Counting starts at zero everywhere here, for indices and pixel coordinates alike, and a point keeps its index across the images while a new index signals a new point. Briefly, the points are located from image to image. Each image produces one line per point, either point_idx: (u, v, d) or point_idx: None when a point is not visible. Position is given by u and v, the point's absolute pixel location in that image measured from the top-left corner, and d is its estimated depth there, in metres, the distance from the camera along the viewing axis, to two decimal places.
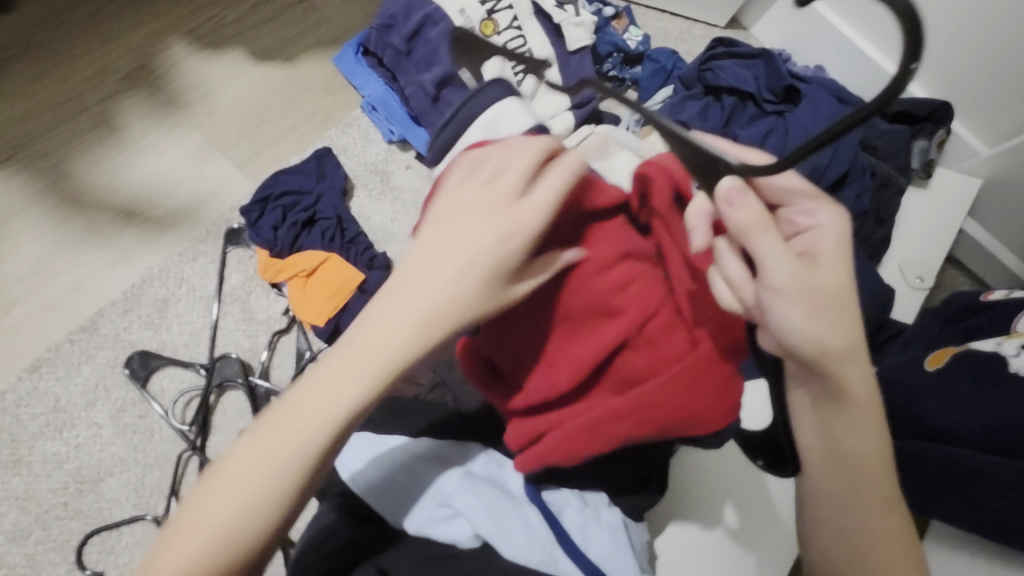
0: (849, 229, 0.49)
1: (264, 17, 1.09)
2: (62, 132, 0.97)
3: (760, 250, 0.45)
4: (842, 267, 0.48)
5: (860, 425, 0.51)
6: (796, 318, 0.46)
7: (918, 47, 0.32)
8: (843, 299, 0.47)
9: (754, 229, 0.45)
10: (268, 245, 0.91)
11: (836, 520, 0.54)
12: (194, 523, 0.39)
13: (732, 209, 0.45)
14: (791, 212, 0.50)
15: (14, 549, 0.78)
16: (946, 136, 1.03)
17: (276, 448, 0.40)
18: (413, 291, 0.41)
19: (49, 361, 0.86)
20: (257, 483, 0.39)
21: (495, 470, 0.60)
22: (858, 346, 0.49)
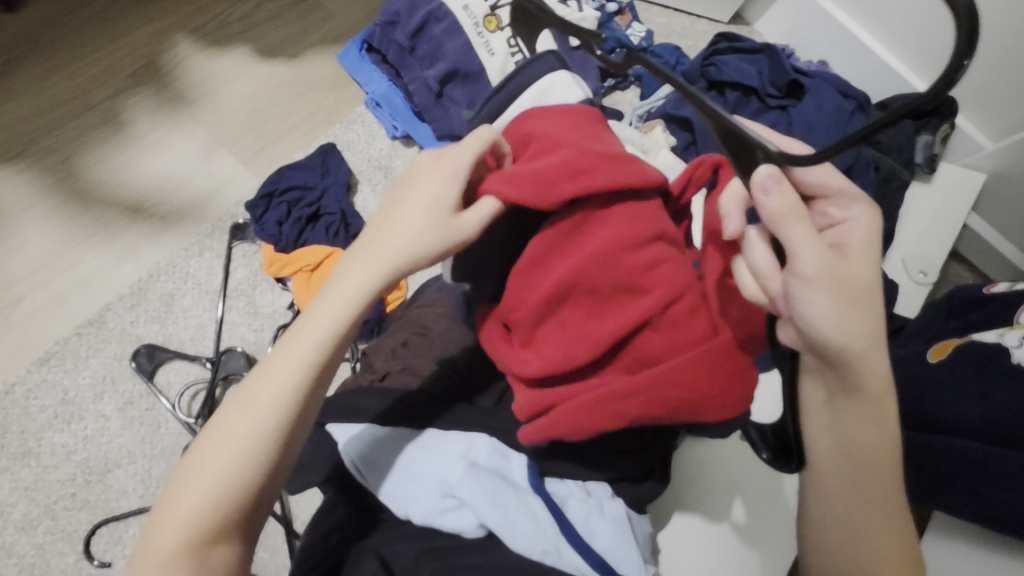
0: (881, 227, 0.50)
1: (269, 15, 1.10)
2: (70, 128, 0.98)
3: (793, 240, 0.45)
4: (869, 263, 0.48)
5: (868, 421, 0.52)
6: (823, 308, 0.46)
7: (974, 40, 0.33)
8: (869, 295, 0.48)
9: (787, 219, 0.45)
10: (273, 240, 0.92)
11: (844, 519, 0.54)
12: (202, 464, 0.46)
13: (766, 198, 0.45)
14: (825, 204, 0.51)
15: (23, 539, 0.79)
16: (950, 130, 1.04)
17: (259, 396, 0.47)
18: (369, 252, 0.50)
19: (57, 354, 0.87)
20: (257, 402, 0.47)
21: (499, 460, 0.60)
22: (880, 345, 0.49)
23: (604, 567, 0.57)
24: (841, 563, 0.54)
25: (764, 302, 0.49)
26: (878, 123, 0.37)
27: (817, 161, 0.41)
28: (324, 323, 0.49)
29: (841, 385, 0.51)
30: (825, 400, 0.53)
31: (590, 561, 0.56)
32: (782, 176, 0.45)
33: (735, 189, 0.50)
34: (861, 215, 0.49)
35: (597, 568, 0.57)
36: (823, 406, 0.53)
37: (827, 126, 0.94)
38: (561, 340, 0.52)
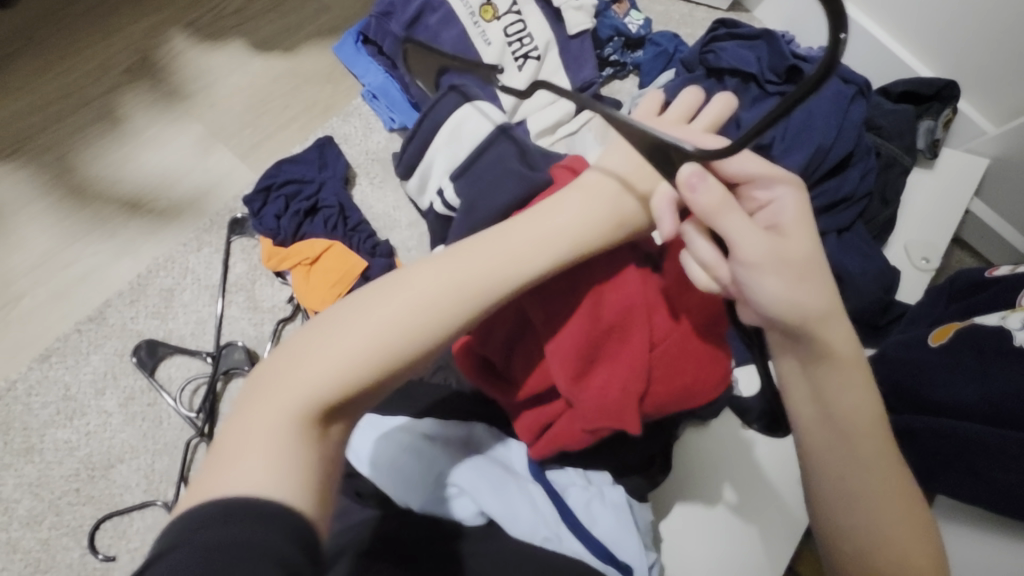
0: (807, 199, 0.51)
1: (264, 8, 1.09)
2: (67, 124, 0.98)
3: (729, 229, 0.47)
4: (808, 237, 0.50)
5: (849, 384, 0.52)
6: (775, 287, 0.47)
7: (842, 17, 0.35)
8: (813, 266, 0.49)
9: (719, 210, 0.47)
10: (271, 234, 0.92)
11: (841, 483, 0.54)
12: (261, 410, 0.43)
13: (695, 194, 0.47)
14: (751, 188, 0.52)
15: (28, 534, 0.80)
16: (952, 115, 1.02)
17: (332, 352, 0.44)
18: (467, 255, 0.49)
19: (58, 351, 0.87)
20: (314, 370, 0.44)
21: (499, 447, 0.62)
22: (837, 303, 0.50)
23: (606, 554, 0.56)
24: (849, 540, 0.54)
25: (718, 292, 0.49)
26: (775, 112, 0.40)
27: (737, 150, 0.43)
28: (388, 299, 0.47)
29: (812, 353, 0.51)
30: (801, 369, 0.53)
31: (592, 547, 0.56)
32: (705, 171, 0.48)
33: (664, 193, 0.51)
34: (788, 193, 0.51)
35: (600, 555, 0.56)
36: (801, 375, 0.53)
37: (827, 112, 0.92)
38: (534, 360, 0.58)
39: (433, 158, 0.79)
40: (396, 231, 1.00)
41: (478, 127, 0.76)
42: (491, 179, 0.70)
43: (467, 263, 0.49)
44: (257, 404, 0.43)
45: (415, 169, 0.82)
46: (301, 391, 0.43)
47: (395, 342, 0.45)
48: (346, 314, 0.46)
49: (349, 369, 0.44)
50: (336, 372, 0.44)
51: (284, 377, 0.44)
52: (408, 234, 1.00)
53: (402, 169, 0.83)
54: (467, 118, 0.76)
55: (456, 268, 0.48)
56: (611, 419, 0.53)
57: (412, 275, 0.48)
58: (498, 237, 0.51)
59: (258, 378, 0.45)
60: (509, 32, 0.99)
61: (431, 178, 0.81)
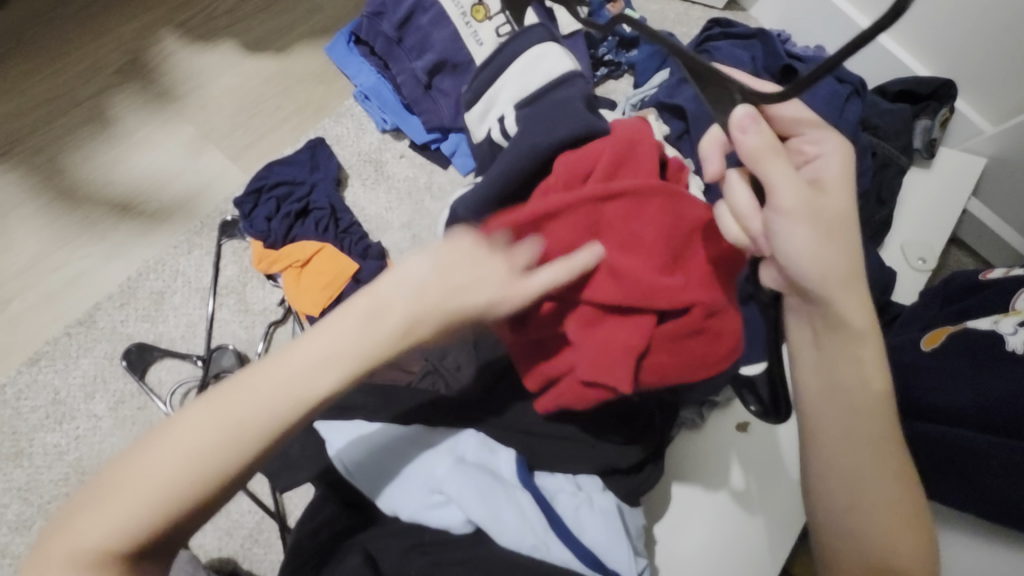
0: (853, 159, 0.50)
1: (255, 8, 1.08)
2: (56, 126, 0.97)
3: (770, 176, 0.46)
4: (846, 196, 0.49)
5: (856, 360, 0.52)
6: (805, 238, 0.47)
7: None
8: (847, 226, 0.49)
9: (764, 156, 0.45)
10: (261, 236, 0.91)
11: (838, 464, 0.54)
12: (76, 535, 0.40)
13: (744, 137, 0.45)
14: (800, 141, 0.51)
15: (17, 539, 0.79)
16: (949, 114, 1.02)
17: (138, 477, 0.40)
18: (280, 371, 0.42)
19: (48, 354, 0.87)
20: (125, 496, 0.40)
21: (487, 455, 0.60)
22: (858, 276, 0.50)
23: (594, 561, 0.57)
24: (844, 520, 0.54)
25: (745, 243, 0.50)
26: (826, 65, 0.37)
27: (784, 100, 0.40)
28: (190, 423, 0.41)
29: (825, 321, 0.51)
30: (812, 339, 0.54)
31: (579, 556, 0.56)
32: (759, 116, 0.45)
33: (715, 135, 0.52)
34: (835, 150, 0.50)
35: (586, 562, 0.56)
36: (812, 345, 0.54)
37: (822, 113, 0.91)
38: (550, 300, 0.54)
39: (503, 84, 0.72)
40: (388, 233, 0.99)
41: (555, 61, 0.69)
42: (559, 111, 0.63)
43: (281, 375, 0.42)
44: (74, 527, 0.40)
45: (482, 97, 0.75)
46: (108, 527, 0.40)
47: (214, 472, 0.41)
48: (173, 436, 0.41)
49: (157, 501, 0.40)
50: (155, 503, 0.40)
51: (102, 506, 0.40)
52: (400, 236, 0.99)
53: (471, 93, 0.76)
54: (546, 55, 0.70)
55: (281, 380, 0.42)
56: (606, 370, 0.51)
57: (239, 390, 0.42)
58: (341, 320, 0.44)
59: (82, 495, 0.42)
60: None
61: (496, 107, 0.73)
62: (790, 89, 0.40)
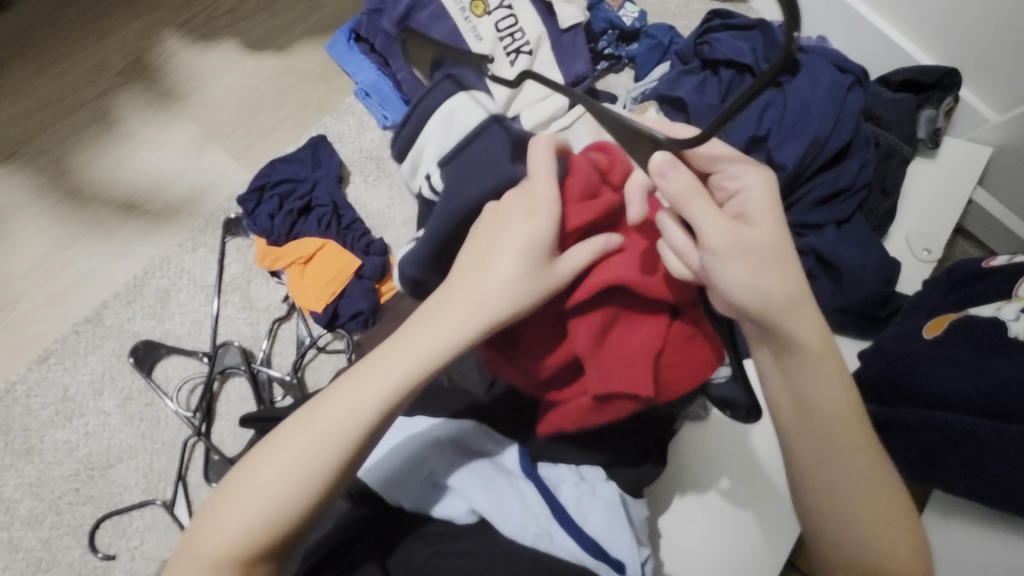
0: (774, 184, 0.51)
1: (256, 7, 1.09)
2: (62, 127, 0.98)
3: (694, 216, 0.48)
4: (774, 224, 0.50)
5: (819, 374, 0.52)
6: (739, 274, 0.48)
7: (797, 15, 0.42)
8: (779, 255, 0.50)
9: (687, 197, 0.48)
10: (265, 233, 0.92)
11: (816, 478, 0.54)
12: (226, 512, 0.46)
13: (665, 181, 0.48)
14: (720, 176, 0.52)
15: (30, 533, 0.81)
16: (953, 103, 1.01)
17: (275, 468, 0.47)
18: (384, 369, 0.49)
19: (56, 352, 0.88)
20: (268, 478, 0.46)
21: (490, 446, 0.61)
22: (804, 295, 0.51)
23: (597, 549, 0.56)
24: (837, 534, 0.54)
25: (689, 278, 0.50)
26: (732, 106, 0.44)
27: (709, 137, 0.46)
28: (310, 427, 0.48)
29: (781, 345, 0.51)
30: (775, 363, 0.53)
31: (583, 545, 0.56)
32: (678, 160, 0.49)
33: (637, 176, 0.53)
34: (756, 179, 0.51)
35: (591, 551, 0.56)
36: (776, 369, 0.54)
37: (823, 103, 0.91)
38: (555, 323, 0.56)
39: (423, 144, 0.77)
40: (390, 229, 1.00)
41: (468, 113, 0.75)
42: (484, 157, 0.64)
43: (390, 374, 0.48)
44: (222, 510, 0.47)
45: (408, 155, 0.79)
46: (240, 518, 0.46)
47: (301, 489, 0.47)
48: (267, 459, 0.47)
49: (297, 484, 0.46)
50: (255, 517, 0.46)
51: (208, 533, 0.46)
52: (402, 232, 1.00)
53: (397, 152, 0.80)
54: (459, 106, 0.76)
55: (370, 386, 0.48)
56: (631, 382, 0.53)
57: (317, 412, 0.48)
58: (432, 316, 0.50)
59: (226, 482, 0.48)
60: (500, 26, 0.98)
61: (422, 164, 0.78)
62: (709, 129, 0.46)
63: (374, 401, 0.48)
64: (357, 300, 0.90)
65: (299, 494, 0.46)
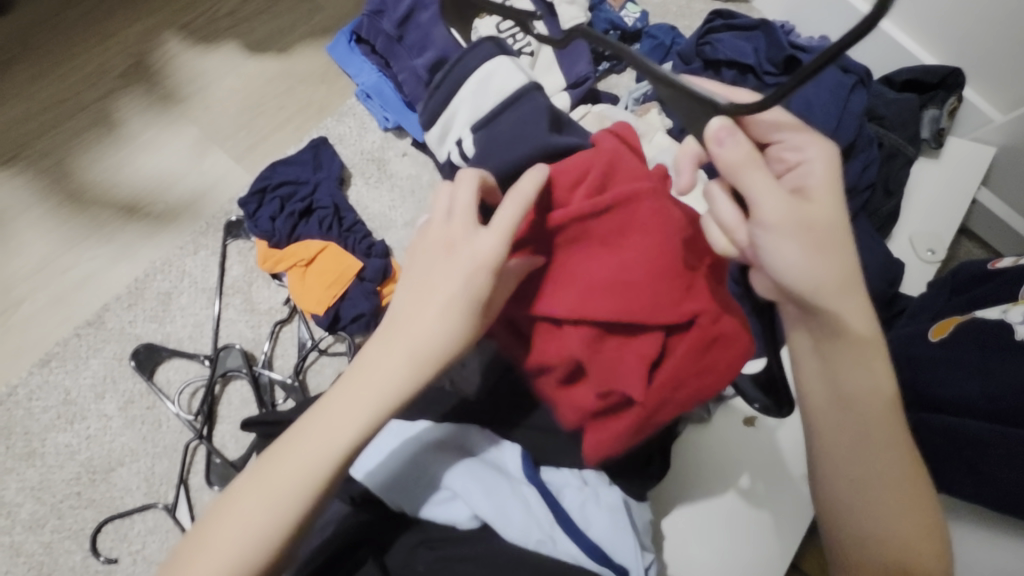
0: (836, 164, 0.50)
1: (258, 9, 1.09)
2: (63, 129, 0.98)
3: (751, 189, 0.46)
4: (830, 202, 0.50)
5: (861, 362, 0.52)
6: (792, 253, 0.47)
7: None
8: (834, 233, 0.49)
9: (742, 167, 0.46)
10: (266, 236, 0.92)
11: (845, 466, 0.54)
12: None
13: (721, 149, 0.45)
14: (780, 148, 0.51)
15: (31, 537, 0.80)
16: (957, 103, 1.00)
17: (227, 536, 0.44)
18: (327, 419, 0.46)
19: (58, 355, 0.88)
20: (221, 550, 0.44)
21: (493, 450, 0.60)
22: (855, 281, 0.50)
23: (601, 555, 0.56)
24: (858, 524, 0.54)
25: (734, 254, 0.50)
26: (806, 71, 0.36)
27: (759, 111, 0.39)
28: (259, 487, 0.45)
29: (825, 329, 0.51)
30: (814, 348, 0.54)
31: (586, 551, 0.56)
32: (735, 127, 0.45)
33: (690, 147, 0.51)
34: (816, 154, 0.50)
35: (594, 557, 0.56)
36: (814, 354, 0.54)
37: (826, 104, 0.90)
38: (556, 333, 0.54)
39: (457, 107, 0.75)
40: (392, 231, 0.99)
41: (506, 78, 0.71)
42: (514, 133, 0.66)
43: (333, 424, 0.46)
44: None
45: (438, 119, 0.78)
46: None
47: (257, 551, 0.44)
48: (223, 522, 0.45)
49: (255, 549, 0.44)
50: None
51: None
52: (403, 234, 0.99)
53: (426, 116, 0.78)
54: (496, 71, 0.72)
55: (316, 437, 0.46)
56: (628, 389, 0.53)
57: (267, 468, 0.46)
58: (376, 362, 0.46)
59: (181, 550, 0.46)
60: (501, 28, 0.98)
61: (453, 130, 0.77)
62: (764, 101, 0.39)
63: (322, 448, 0.46)
64: (358, 303, 0.89)
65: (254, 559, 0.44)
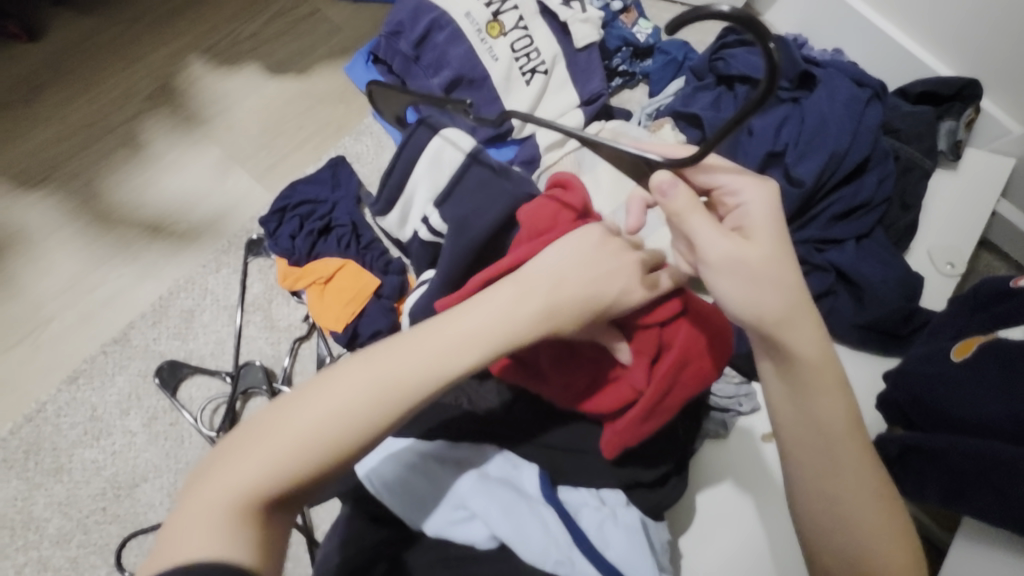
0: (778, 198, 0.51)
1: (278, 31, 1.12)
2: (91, 152, 1.01)
3: (693, 229, 0.50)
4: (775, 237, 0.50)
5: (820, 390, 0.51)
6: (735, 288, 0.49)
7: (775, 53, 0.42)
8: (784, 268, 0.49)
9: (686, 213, 0.50)
10: (286, 254, 0.94)
11: (822, 493, 0.53)
12: (247, 457, 0.43)
13: (666, 199, 0.50)
14: (722, 193, 0.53)
15: (58, 552, 0.82)
16: (974, 115, 1.00)
17: (322, 405, 0.44)
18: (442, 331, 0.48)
19: (85, 372, 0.90)
20: (309, 416, 0.44)
21: (510, 470, 0.61)
22: (803, 307, 0.50)
23: None
24: (842, 547, 0.52)
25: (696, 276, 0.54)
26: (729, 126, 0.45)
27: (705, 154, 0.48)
28: (355, 374, 0.46)
29: (781, 355, 0.51)
30: (776, 374, 0.52)
31: (604, 571, 0.56)
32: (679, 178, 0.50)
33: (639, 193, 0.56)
34: (760, 194, 0.51)
35: None
36: (777, 381, 0.53)
37: (841, 117, 0.91)
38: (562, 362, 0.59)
39: (416, 184, 0.79)
40: None
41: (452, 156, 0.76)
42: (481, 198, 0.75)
43: (450, 334, 0.48)
44: (242, 456, 0.43)
45: (396, 204, 0.82)
46: (259, 469, 0.43)
47: (340, 432, 0.44)
48: (312, 394, 0.45)
49: (333, 437, 0.44)
50: (278, 466, 0.43)
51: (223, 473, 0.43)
52: None
53: (382, 204, 0.82)
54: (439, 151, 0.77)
55: (426, 346, 0.48)
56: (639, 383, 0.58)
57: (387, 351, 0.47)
58: (489, 302, 0.50)
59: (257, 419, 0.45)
60: (516, 47, 1.00)
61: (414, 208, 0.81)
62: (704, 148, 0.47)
63: (435, 360, 0.47)
64: (376, 319, 0.91)
65: (327, 455, 0.44)
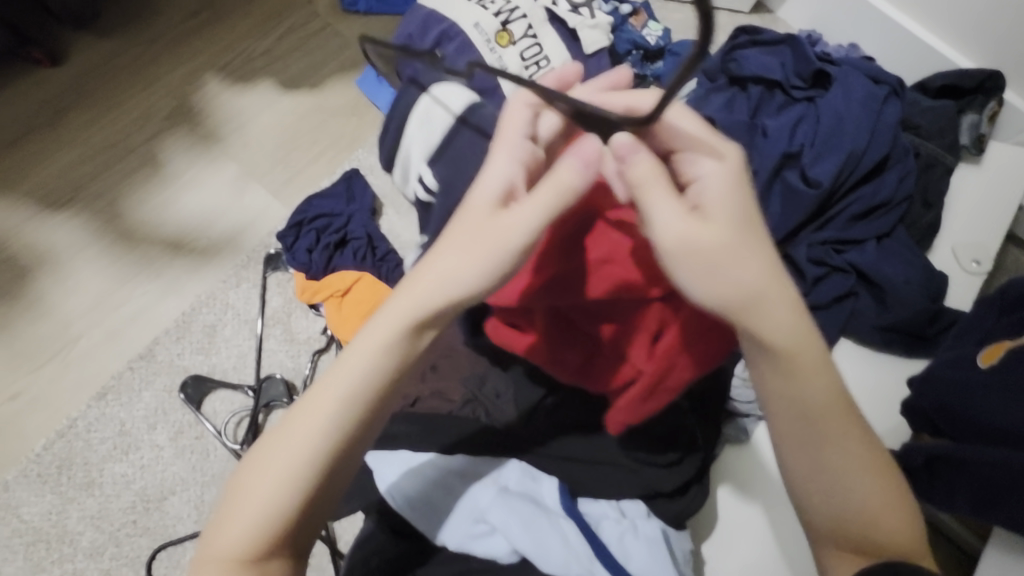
0: (738, 174, 0.48)
1: (290, 47, 1.14)
2: (114, 172, 1.04)
3: (652, 205, 0.46)
4: (733, 212, 0.47)
5: (802, 370, 0.49)
6: (694, 272, 0.46)
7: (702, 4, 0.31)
8: (744, 245, 0.46)
9: (645, 184, 0.46)
10: (304, 268, 0.95)
11: (814, 476, 0.51)
12: (239, 508, 0.45)
13: (628, 165, 0.47)
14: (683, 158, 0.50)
15: (91, 565, 0.84)
16: (997, 107, 0.97)
17: (280, 452, 0.45)
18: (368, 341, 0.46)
19: (113, 388, 0.92)
20: (274, 462, 0.45)
21: (530, 484, 0.60)
22: (776, 283, 0.47)
23: None
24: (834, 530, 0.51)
25: None
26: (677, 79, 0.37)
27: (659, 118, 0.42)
28: (309, 410, 0.45)
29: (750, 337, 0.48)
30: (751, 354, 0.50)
31: None
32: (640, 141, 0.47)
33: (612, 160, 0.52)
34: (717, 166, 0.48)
35: None
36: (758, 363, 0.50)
37: (858, 116, 0.89)
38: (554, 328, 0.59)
39: (409, 146, 0.80)
40: None
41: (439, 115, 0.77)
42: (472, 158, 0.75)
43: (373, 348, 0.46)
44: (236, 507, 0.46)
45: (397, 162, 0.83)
46: (249, 521, 0.45)
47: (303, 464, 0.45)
48: (279, 438, 0.46)
49: (296, 477, 0.45)
50: (261, 515, 0.45)
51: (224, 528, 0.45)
52: None
53: (387, 161, 0.84)
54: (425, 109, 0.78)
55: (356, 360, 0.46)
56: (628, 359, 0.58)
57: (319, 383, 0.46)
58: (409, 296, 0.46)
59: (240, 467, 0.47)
60: (525, 55, 1.00)
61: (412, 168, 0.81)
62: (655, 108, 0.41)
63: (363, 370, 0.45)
64: None
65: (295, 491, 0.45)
